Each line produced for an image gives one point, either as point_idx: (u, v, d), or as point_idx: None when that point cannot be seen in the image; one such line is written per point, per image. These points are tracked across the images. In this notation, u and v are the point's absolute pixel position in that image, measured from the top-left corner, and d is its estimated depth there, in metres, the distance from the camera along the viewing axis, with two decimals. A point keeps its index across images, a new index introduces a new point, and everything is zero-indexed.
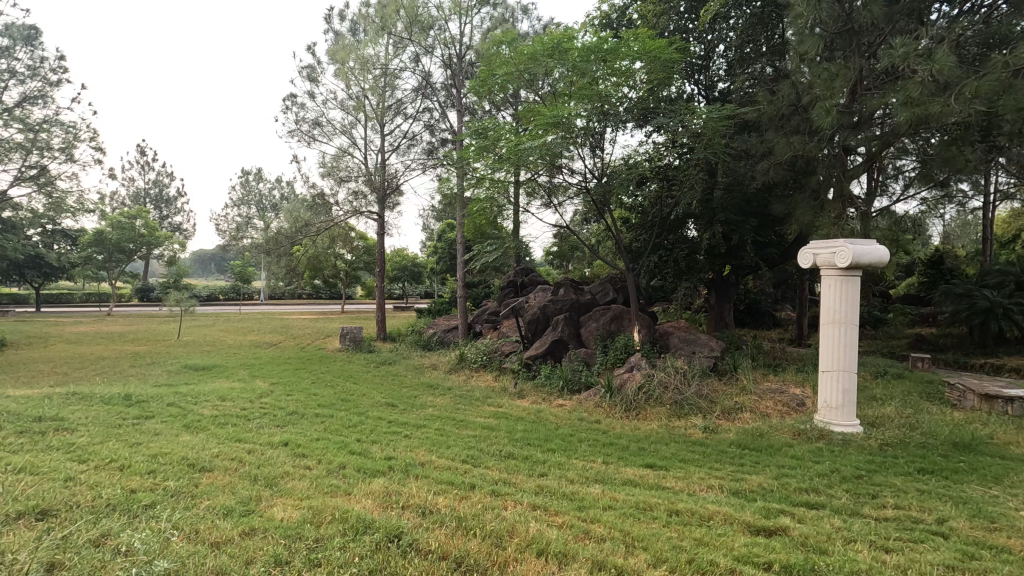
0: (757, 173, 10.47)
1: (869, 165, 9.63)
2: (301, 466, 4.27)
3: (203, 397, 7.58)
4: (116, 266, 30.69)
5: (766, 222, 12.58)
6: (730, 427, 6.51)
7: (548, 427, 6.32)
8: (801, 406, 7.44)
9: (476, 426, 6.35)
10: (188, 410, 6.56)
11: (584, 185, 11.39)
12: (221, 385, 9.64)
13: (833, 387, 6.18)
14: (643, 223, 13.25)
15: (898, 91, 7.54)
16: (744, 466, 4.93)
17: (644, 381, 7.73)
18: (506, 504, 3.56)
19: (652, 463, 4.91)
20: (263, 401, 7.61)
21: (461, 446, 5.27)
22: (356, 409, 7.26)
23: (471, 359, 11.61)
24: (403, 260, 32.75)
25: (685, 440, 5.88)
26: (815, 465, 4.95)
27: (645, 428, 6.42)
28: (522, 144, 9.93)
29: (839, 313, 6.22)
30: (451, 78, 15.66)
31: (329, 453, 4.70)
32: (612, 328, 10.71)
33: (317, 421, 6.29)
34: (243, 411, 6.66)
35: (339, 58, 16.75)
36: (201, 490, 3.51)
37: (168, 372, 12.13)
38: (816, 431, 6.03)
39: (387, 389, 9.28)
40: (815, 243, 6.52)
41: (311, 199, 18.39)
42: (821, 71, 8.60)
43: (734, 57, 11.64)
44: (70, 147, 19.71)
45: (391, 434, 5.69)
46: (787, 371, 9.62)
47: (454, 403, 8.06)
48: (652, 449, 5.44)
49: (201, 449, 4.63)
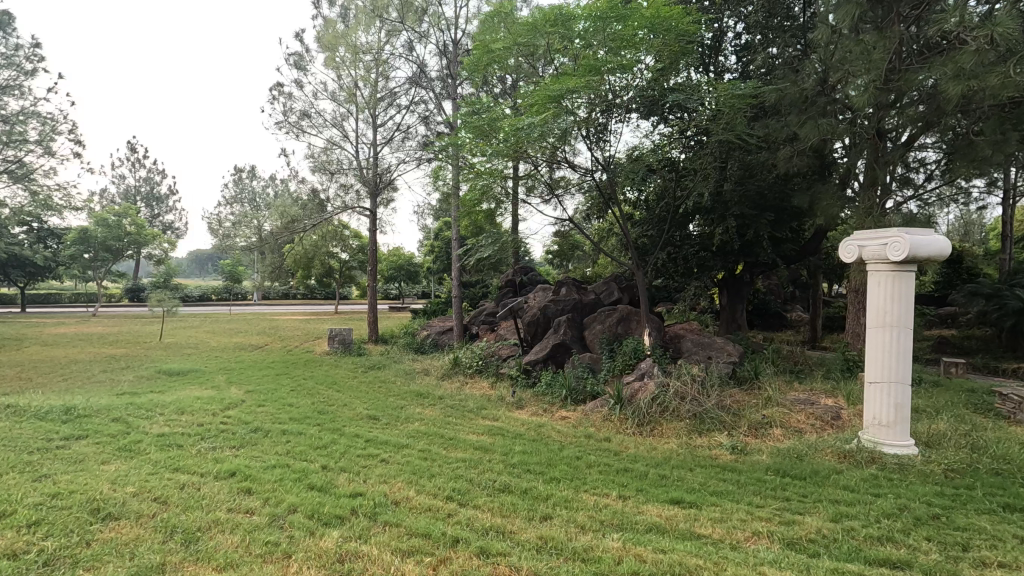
0: (778, 161, 9.57)
1: (903, 152, 8.76)
2: (237, 511, 3.35)
3: (160, 410, 6.69)
4: (103, 265, 29.68)
5: (783, 217, 11.69)
6: (762, 447, 5.62)
7: (550, 448, 5.42)
8: (837, 420, 6.56)
9: (467, 446, 5.45)
10: (133, 426, 5.67)
11: (589, 176, 10.50)
12: (187, 393, 8.72)
13: (884, 402, 5.30)
14: (650, 218, 12.35)
15: (947, 64, 6.64)
16: (791, 501, 4.04)
17: (657, 391, 6.85)
18: (499, 572, 2.69)
19: (678, 498, 4.03)
20: (226, 414, 6.71)
21: (446, 475, 4.38)
22: (332, 424, 6.37)
23: (466, 364, 10.75)
24: (399, 261, 31.92)
25: (712, 465, 4.99)
26: (877, 501, 4.07)
27: (663, 449, 5.52)
28: (521, 128, 8.99)
29: (891, 315, 5.31)
30: (447, 67, 14.80)
31: (282, 489, 3.80)
32: (618, 330, 9.80)
33: (282, 441, 5.40)
34: (198, 428, 5.76)
35: (329, 45, 15.91)
36: (87, 556, 2.64)
37: (138, 377, 11.28)
38: (865, 453, 5.14)
39: (372, 398, 8.41)
40: (859, 234, 5.62)
41: (301, 195, 17.53)
42: (854, 44, 7.67)
43: (750, 40, 10.81)
44: (47, 139, 18.86)
45: (365, 459, 4.77)
46: (814, 378, 8.73)
47: (444, 415, 7.17)
48: (677, 478, 4.54)
49: (121, 483, 3.74)
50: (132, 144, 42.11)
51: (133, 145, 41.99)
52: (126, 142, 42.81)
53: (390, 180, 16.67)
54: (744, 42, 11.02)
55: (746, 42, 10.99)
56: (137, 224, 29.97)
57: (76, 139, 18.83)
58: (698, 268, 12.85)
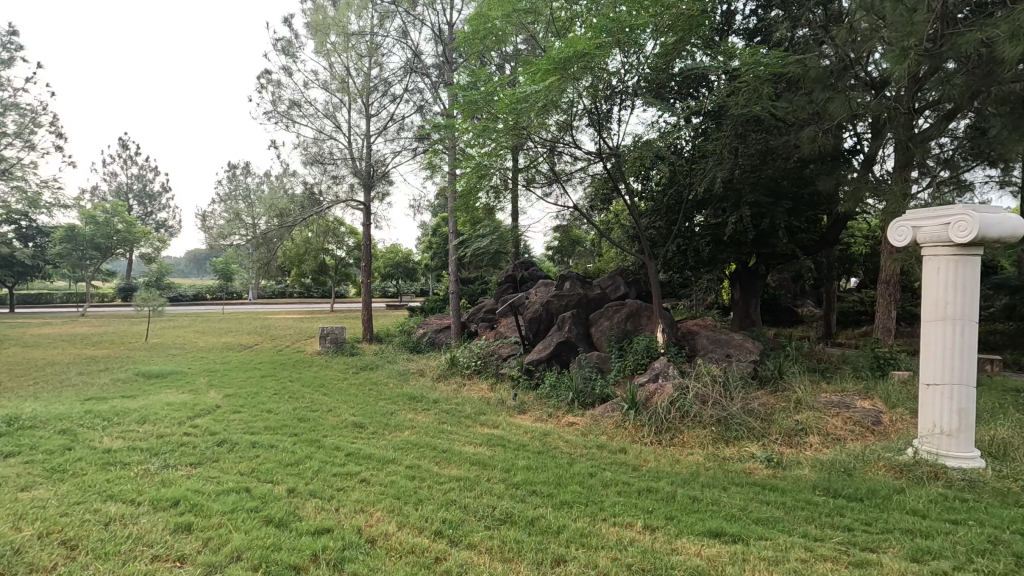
0: (802, 142, 8.82)
1: (938, 130, 8.04)
2: (165, 559, 2.65)
3: (120, 420, 5.97)
4: (92, 264, 28.86)
5: (800, 206, 10.98)
6: (801, 460, 4.89)
7: (559, 462, 4.70)
8: (877, 426, 5.85)
9: (462, 460, 4.74)
10: (79, 440, 4.95)
11: (593, 163, 9.77)
12: (159, 398, 7.96)
13: (944, 407, 4.58)
14: (657, 208, 11.61)
15: (1001, 25, 5.92)
16: (855, 533, 3.33)
17: (675, 395, 6.12)
18: None
19: (720, 531, 3.31)
20: (193, 424, 5.97)
21: (436, 500, 3.64)
22: (310, 435, 5.65)
23: (463, 364, 10.03)
24: (396, 258, 31.24)
25: (748, 483, 4.26)
26: (958, 531, 3.37)
27: (688, 463, 4.82)
28: (519, 102, 8.25)
29: (953, 306, 4.58)
30: (442, 53, 14.07)
31: (229, 523, 3.07)
32: (627, 327, 9.05)
33: (250, 456, 4.68)
34: (153, 442, 5.03)
35: (318, 30, 15.13)
36: None
37: (114, 380, 10.53)
38: (926, 467, 4.42)
39: (360, 402, 7.68)
40: (915, 213, 4.87)
41: (292, 189, 16.80)
42: (894, 5, 6.89)
43: (766, 18, 10.14)
44: (26, 131, 18.12)
45: (340, 481, 4.02)
46: (843, 378, 8.00)
47: (438, 422, 6.45)
48: (712, 502, 3.80)
49: (31, 519, 3.04)
50: (124, 140, 41.34)
51: (124, 140, 41.11)
52: (120, 139, 41.97)
53: (384, 172, 15.95)
54: (755, 22, 10.39)
55: (763, 18, 10.28)
56: (128, 221, 29.16)
57: (56, 131, 18.10)
58: (709, 260, 12.11)
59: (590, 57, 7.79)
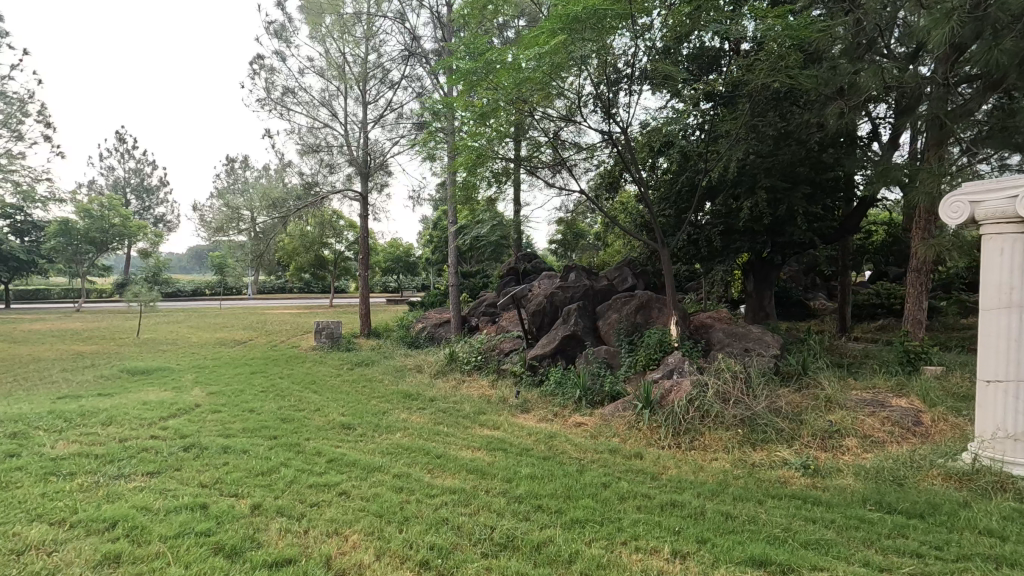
0: (826, 119, 8.19)
1: (977, 103, 7.40)
2: None
3: (84, 421, 5.43)
4: (87, 259, 28.32)
5: (819, 192, 10.37)
6: (842, 467, 4.30)
7: (567, 470, 4.13)
8: (918, 427, 5.29)
9: (457, 468, 4.18)
10: (29, 445, 4.40)
11: (599, 146, 9.17)
12: (135, 397, 7.40)
13: (1011, 407, 3.99)
14: (667, 196, 11.00)
15: None
16: (928, 561, 2.77)
17: (694, 393, 5.55)
18: None
19: (765, 560, 2.73)
20: (164, 426, 5.42)
21: (424, 519, 3.09)
22: (291, 438, 5.09)
23: (463, 359, 9.46)
24: (396, 253, 30.75)
25: (786, 495, 3.69)
26: None
27: (713, 470, 4.27)
28: (520, 76, 7.60)
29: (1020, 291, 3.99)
30: (441, 37, 13.46)
31: (169, 552, 2.53)
32: (637, 320, 8.47)
33: (217, 463, 4.12)
34: (113, 447, 4.48)
35: (313, 13, 14.51)
36: None
37: (96, 377, 9.99)
38: (990, 476, 3.84)
39: (352, 400, 7.14)
40: (973, 187, 4.29)
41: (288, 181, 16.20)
42: None
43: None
44: (14, 120, 17.60)
45: (314, 495, 3.46)
46: (870, 373, 7.41)
47: (434, 423, 5.91)
48: (749, 521, 3.24)
49: None
50: (122, 134, 40.78)
51: (123, 134, 40.58)
52: (118, 133, 41.54)
53: (382, 162, 15.38)
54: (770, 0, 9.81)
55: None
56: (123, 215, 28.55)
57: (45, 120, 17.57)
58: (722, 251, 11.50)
59: (602, 17, 7.11)
